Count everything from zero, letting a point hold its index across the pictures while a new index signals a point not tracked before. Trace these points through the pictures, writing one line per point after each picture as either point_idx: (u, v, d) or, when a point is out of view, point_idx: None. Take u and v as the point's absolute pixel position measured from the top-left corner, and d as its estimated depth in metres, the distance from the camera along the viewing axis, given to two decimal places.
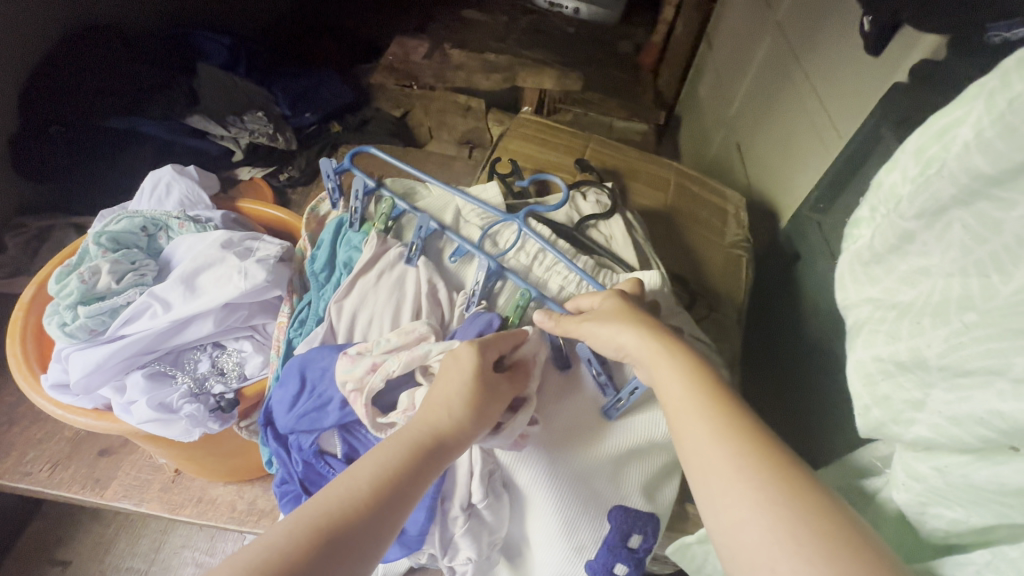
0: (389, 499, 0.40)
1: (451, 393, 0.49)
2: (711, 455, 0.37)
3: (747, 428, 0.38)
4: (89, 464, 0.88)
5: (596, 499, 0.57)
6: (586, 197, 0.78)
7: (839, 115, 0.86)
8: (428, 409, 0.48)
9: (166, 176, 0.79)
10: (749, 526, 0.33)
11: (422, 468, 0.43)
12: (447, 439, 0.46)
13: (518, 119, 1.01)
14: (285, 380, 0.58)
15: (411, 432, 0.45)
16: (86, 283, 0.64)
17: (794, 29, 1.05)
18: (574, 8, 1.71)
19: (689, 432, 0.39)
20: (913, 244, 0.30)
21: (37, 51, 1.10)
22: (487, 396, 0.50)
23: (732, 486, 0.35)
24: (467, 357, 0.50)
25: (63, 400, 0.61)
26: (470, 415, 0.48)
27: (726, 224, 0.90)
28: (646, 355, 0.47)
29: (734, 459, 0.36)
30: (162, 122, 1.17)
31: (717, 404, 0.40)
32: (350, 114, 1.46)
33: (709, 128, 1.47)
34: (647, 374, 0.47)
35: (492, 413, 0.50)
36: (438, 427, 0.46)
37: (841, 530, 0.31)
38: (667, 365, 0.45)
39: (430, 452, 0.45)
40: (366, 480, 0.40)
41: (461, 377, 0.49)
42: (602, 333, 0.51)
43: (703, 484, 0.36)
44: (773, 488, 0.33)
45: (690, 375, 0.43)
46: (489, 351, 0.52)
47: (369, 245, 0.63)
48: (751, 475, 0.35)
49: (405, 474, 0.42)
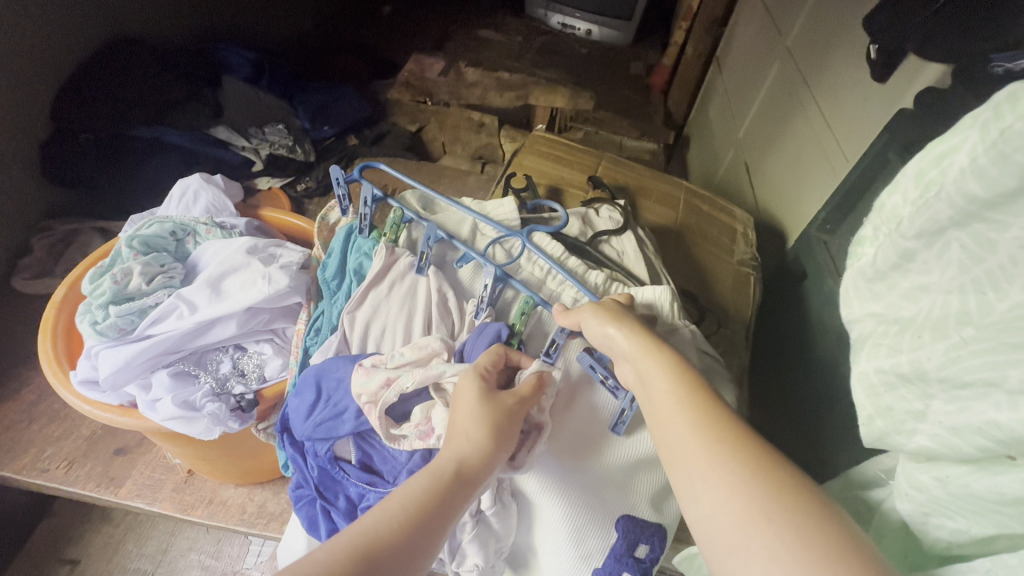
0: (417, 530, 0.41)
1: (473, 420, 0.50)
2: (690, 444, 0.39)
3: (726, 422, 0.40)
4: (105, 462, 0.90)
5: (604, 507, 0.58)
6: (598, 213, 0.80)
7: (845, 139, 0.88)
8: (450, 440, 0.49)
9: (194, 184, 0.83)
10: (724, 507, 0.35)
11: (446, 501, 0.44)
12: (469, 469, 0.47)
13: (532, 136, 1.04)
14: (302, 390, 0.60)
15: (436, 463, 0.46)
16: (119, 284, 0.67)
17: (804, 54, 1.08)
18: (587, 30, 1.86)
19: (678, 439, 0.41)
20: (914, 262, 0.32)
21: (72, 61, 1.14)
22: (506, 423, 0.50)
23: (716, 481, 0.36)
24: (466, 384, 0.52)
25: (91, 396, 0.64)
26: (490, 444, 0.49)
27: (735, 242, 0.93)
28: (632, 349, 0.51)
29: (708, 446, 0.38)
30: (188, 133, 1.21)
31: (697, 396, 0.43)
32: (367, 128, 1.51)
33: (718, 147, 1.50)
34: (633, 368, 0.50)
35: (507, 433, 0.50)
36: (463, 455, 0.47)
37: (805, 504, 0.34)
38: (651, 359, 0.48)
39: (454, 484, 0.45)
40: (397, 505, 0.42)
41: (468, 402, 0.51)
42: (594, 323, 0.56)
43: (682, 471, 0.39)
44: (746, 471, 0.36)
45: (677, 375, 0.45)
46: (489, 375, 0.54)
47: (379, 256, 0.64)
48: (724, 458, 0.37)
49: (432, 506, 0.43)
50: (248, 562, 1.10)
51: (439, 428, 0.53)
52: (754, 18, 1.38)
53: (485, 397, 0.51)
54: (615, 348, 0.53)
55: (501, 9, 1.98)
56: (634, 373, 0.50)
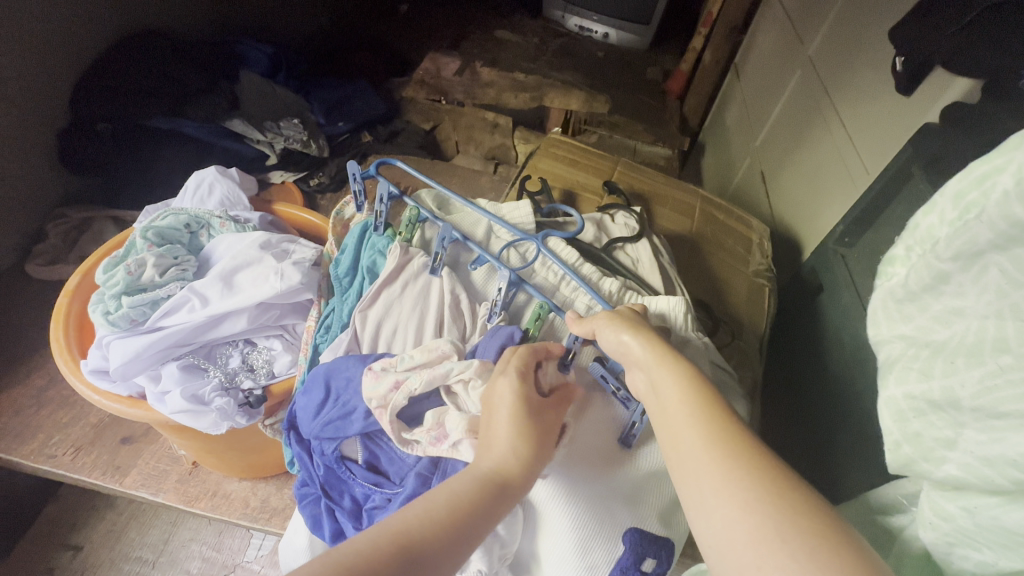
0: (459, 533, 0.40)
1: (514, 428, 0.49)
2: (702, 460, 0.39)
3: (740, 438, 0.39)
4: (111, 451, 0.90)
5: (612, 517, 0.56)
6: (614, 219, 0.79)
7: (867, 152, 0.87)
8: (490, 446, 0.48)
9: (209, 176, 0.82)
10: (736, 524, 0.34)
11: (489, 508, 0.43)
12: (512, 481, 0.45)
13: (549, 139, 1.03)
14: (311, 387, 0.59)
15: (479, 470, 0.45)
16: (132, 275, 0.66)
17: (826, 64, 1.06)
18: (604, 33, 1.85)
19: (688, 451, 0.40)
20: (948, 284, 0.31)
21: (91, 51, 1.15)
22: (543, 433, 0.50)
23: (725, 496, 0.36)
24: (504, 386, 0.52)
25: (100, 386, 0.63)
26: (530, 453, 0.48)
27: (751, 252, 0.92)
28: (647, 357, 0.50)
29: (721, 462, 0.38)
30: (204, 124, 1.21)
31: (713, 409, 0.42)
32: (381, 126, 1.52)
33: (734, 154, 1.49)
34: (646, 377, 0.49)
35: (546, 441, 0.50)
36: (506, 464, 0.46)
37: (819, 526, 0.33)
38: (666, 370, 0.47)
39: (497, 492, 0.44)
40: (442, 504, 0.41)
41: (507, 407, 0.50)
42: (608, 331, 0.54)
43: (693, 486, 0.38)
44: (760, 488, 0.35)
45: (687, 383, 0.45)
46: (529, 380, 0.53)
47: (393, 255, 0.64)
48: (739, 476, 0.36)
49: (475, 510, 0.42)
50: (249, 556, 1.11)
51: (453, 433, 0.52)
52: (776, 25, 1.37)
53: (529, 405, 0.51)
54: (629, 355, 0.52)
55: (518, 9, 1.98)
56: (646, 383, 0.49)
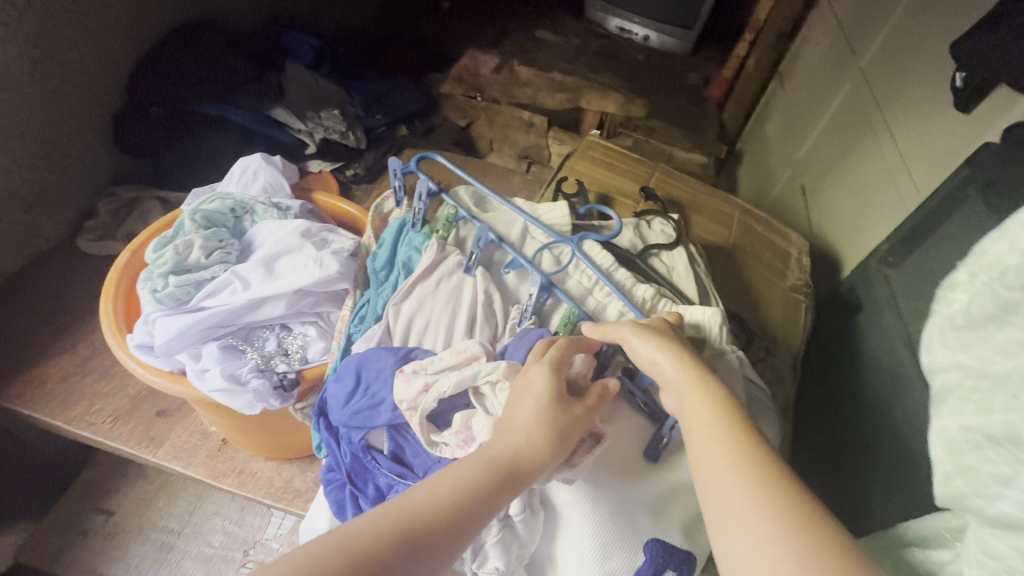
0: (462, 517, 0.42)
1: (535, 418, 0.49)
2: (726, 488, 0.38)
3: (770, 468, 0.39)
4: (147, 422, 0.94)
5: (634, 527, 0.56)
6: (651, 226, 0.78)
7: (919, 170, 0.84)
8: (508, 431, 0.48)
9: (255, 163, 0.84)
10: (760, 553, 0.34)
11: (496, 493, 0.44)
12: (524, 467, 0.46)
13: (587, 141, 1.02)
14: (342, 376, 0.60)
15: (492, 454, 0.46)
16: (180, 255, 0.69)
17: (879, 76, 1.03)
18: (645, 35, 1.83)
19: (714, 478, 0.39)
20: (1013, 315, 0.29)
21: (147, 37, 1.19)
22: (567, 427, 0.50)
23: (749, 527, 0.35)
24: (537, 376, 0.51)
25: (144, 360, 0.66)
26: (548, 445, 0.48)
27: (788, 267, 0.89)
28: (678, 377, 0.48)
29: (749, 490, 0.37)
30: (248, 112, 1.23)
31: (743, 434, 0.41)
32: (418, 120, 1.54)
33: (773, 166, 1.45)
34: (676, 398, 0.48)
35: (567, 435, 0.49)
36: (519, 451, 0.47)
37: (847, 565, 0.32)
38: (696, 393, 0.46)
39: (507, 477, 0.45)
40: (448, 488, 0.43)
41: (534, 398, 0.50)
42: (642, 348, 0.52)
43: (716, 512, 0.38)
44: (787, 520, 0.35)
45: (718, 408, 0.44)
46: (561, 372, 0.52)
47: (430, 252, 0.65)
48: (765, 500, 0.36)
49: (481, 495, 0.44)
50: (269, 533, 1.14)
51: (480, 435, 0.52)
52: (826, 34, 1.33)
53: (558, 399, 0.50)
54: (659, 374, 0.51)
55: (559, 9, 1.98)
56: (677, 404, 0.48)
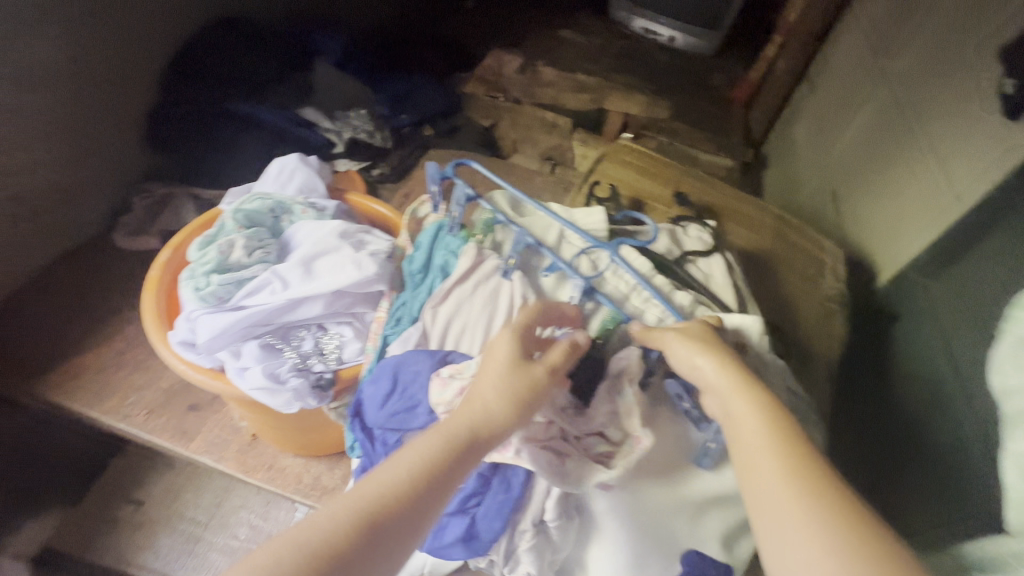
0: (424, 494, 0.44)
1: (494, 386, 0.50)
2: (781, 503, 0.38)
3: (824, 483, 0.38)
4: (179, 416, 0.95)
5: (671, 538, 0.56)
6: (688, 231, 0.77)
7: (961, 179, 0.82)
8: (468, 402, 0.49)
9: (291, 163, 0.85)
10: (817, 565, 0.34)
11: (458, 464, 0.46)
12: (485, 434, 0.48)
13: (618, 144, 1.01)
14: (378, 377, 0.60)
15: (451, 427, 0.47)
16: (223, 254, 0.70)
17: (917, 81, 1.01)
18: (670, 36, 1.81)
19: (766, 491, 0.39)
20: None
21: (180, 35, 1.21)
22: (531, 389, 0.50)
23: (808, 545, 0.35)
24: (500, 345, 0.52)
25: (186, 357, 0.67)
26: (512, 410, 0.49)
27: (823, 275, 0.88)
28: (724, 384, 0.47)
29: (806, 507, 0.37)
30: (279, 111, 1.25)
31: (792, 444, 0.41)
32: (442, 120, 1.52)
33: (802, 170, 1.43)
34: (719, 404, 0.47)
35: (532, 398, 0.50)
36: (478, 420, 0.48)
37: None
38: (743, 402, 0.45)
39: (468, 447, 0.47)
40: (407, 470, 0.44)
41: (495, 367, 0.51)
42: (681, 351, 0.52)
43: (769, 525, 0.38)
44: (847, 539, 0.34)
45: (767, 418, 0.43)
46: (521, 338, 0.53)
47: (467, 256, 0.65)
48: (827, 515, 0.36)
49: (442, 468, 0.45)
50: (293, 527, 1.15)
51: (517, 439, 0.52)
52: (859, 37, 1.31)
53: (518, 362, 0.51)
54: (700, 379, 0.50)
55: (582, 10, 1.97)
56: (718, 408, 0.47)
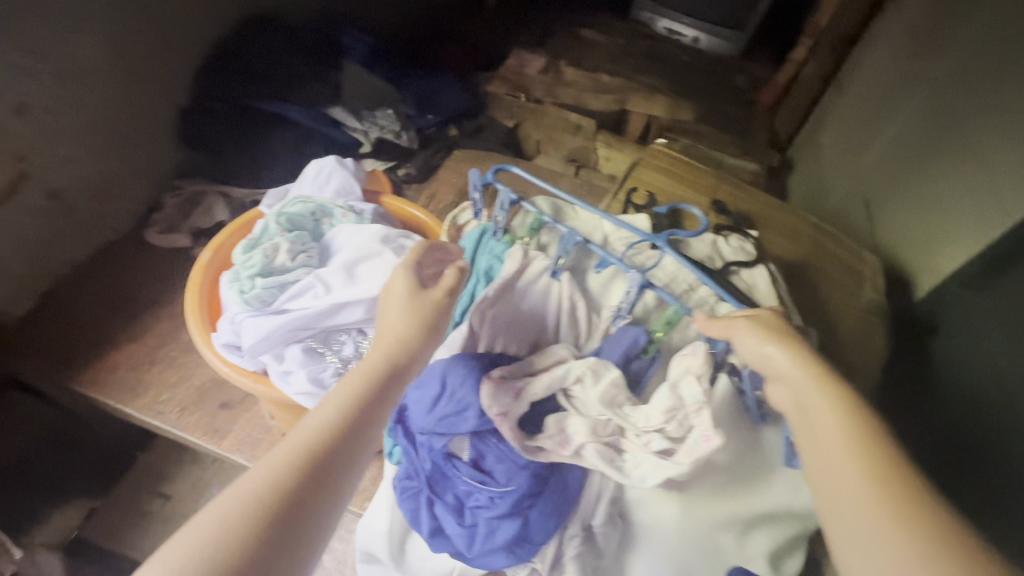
0: (355, 423, 0.48)
1: (403, 321, 0.55)
2: (861, 499, 0.39)
3: (904, 483, 0.40)
4: (211, 413, 0.96)
5: (717, 553, 0.57)
6: (728, 242, 0.76)
7: (1007, 189, 0.80)
8: (382, 340, 0.55)
9: (329, 165, 0.85)
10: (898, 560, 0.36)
11: (382, 392, 0.51)
12: (401, 363, 0.53)
13: (652, 150, 1.01)
14: (425, 380, 0.58)
15: (371, 364, 0.52)
16: (268, 258, 0.71)
17: (957, 87, 0.99)
18: (694, 38, 1.80)
19: (846, 487, 0.41)
20: None
21: (214, 35, 1.22)
22: (431, 316, 0.57)
23: (888, 539, 0.37)
24: (397, 284, 0.58)
25: (229, 359, 0.68)
26: (419, 337, 0.55)
27: (862, 285, 0.86)
28: (798, 374, 0.48)
29: (887, 504, 0.38)
30: (307, 110, 1.25)
31: (872, 443, 0.42)
32: (467, 121, 1.52)
33: (829, 175, 1.39)
34: (792, 393, 0.48)
35: (433, 324, 0.57)
36: (393, 354, 0.53)
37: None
38: (819, 395, 0.46)
39: (388, 376, 0.52)
40: (335, 410, 0.48)
41: (400, 301, 0.57)
42: (749, 339, 0.52)
43: (848, 520, 0.39)
44: (928, 535, 0.36)
45: (845, 414, 0.45)
46: (414, 274, 0.60)
47: (514, 258, 0.64)
48: (906, 518, 0.37)
49: (369, 400, 0.50)
50: None
51: (577, 438, 0.54)
52: (892, 40, 1.28)
53: (415, 295, 0.58)
54: (772, 368, 0.50)
55: (605, 11, 1.96)
56: (793, 400, 0.48)
